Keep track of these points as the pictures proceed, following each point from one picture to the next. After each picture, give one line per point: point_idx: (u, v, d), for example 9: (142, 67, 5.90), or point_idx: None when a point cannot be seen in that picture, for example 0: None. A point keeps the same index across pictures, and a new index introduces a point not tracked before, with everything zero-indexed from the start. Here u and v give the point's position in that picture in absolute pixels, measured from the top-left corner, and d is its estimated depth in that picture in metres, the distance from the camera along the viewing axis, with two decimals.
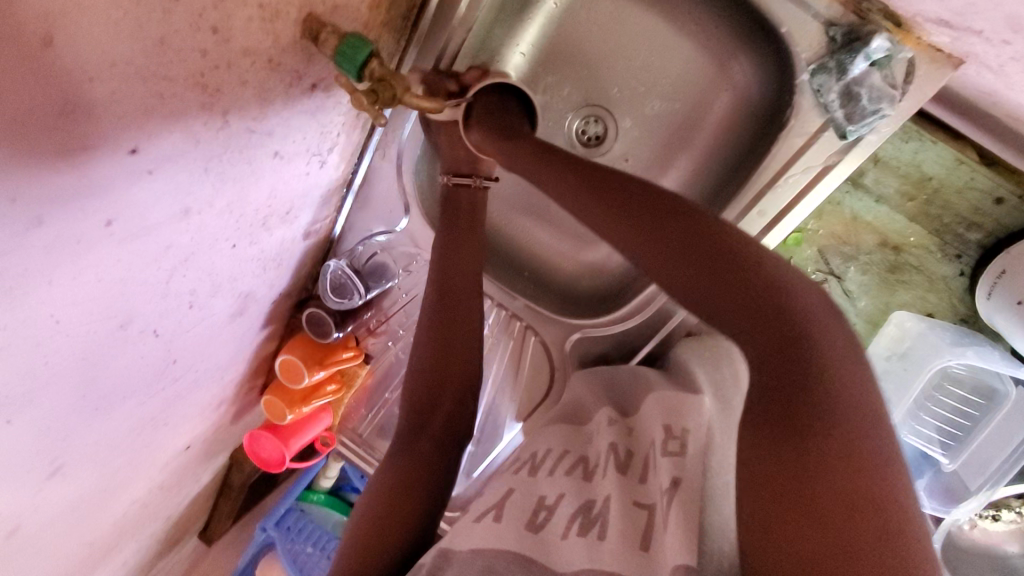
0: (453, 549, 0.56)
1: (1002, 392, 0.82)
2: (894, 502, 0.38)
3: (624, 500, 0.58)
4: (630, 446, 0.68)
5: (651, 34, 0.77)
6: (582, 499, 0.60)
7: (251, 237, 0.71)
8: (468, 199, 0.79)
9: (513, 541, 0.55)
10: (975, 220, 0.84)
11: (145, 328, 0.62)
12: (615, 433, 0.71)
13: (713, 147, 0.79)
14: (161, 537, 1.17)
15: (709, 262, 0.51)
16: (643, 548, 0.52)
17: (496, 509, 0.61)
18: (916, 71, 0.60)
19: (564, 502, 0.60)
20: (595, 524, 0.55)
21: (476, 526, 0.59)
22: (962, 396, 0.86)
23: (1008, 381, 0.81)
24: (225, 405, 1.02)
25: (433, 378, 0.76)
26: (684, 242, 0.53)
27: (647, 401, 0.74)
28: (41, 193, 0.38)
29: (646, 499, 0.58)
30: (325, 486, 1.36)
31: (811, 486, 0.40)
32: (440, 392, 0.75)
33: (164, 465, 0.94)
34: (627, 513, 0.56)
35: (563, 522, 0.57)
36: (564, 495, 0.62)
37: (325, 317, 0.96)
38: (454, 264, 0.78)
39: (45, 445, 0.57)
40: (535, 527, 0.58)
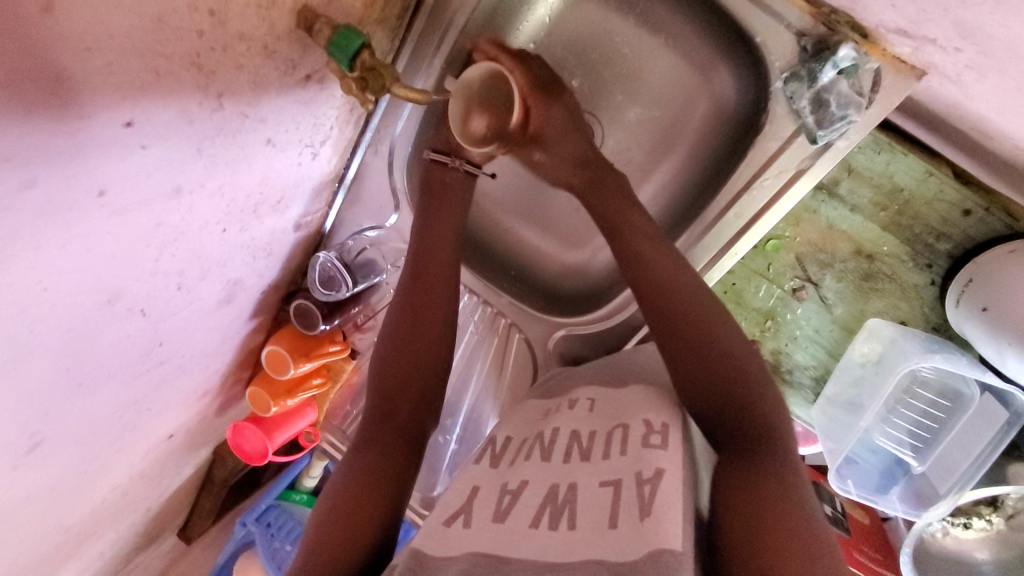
0: (427, 553, 0.55)
1: (968, 395, 0.85)
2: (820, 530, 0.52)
3: (591, 484, 0.60)
4: (592, 428, 0.69)
5: (634, 46, 0.79)
6: (547, 484, 0.61)
7: (242, 223, 0.72)
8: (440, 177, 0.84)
9: (489, 540, 0.55)
10: (944, 230, 0.87)
11: (133, 306, 0.63)
12: (574, 418, 0.73)
13: (692, 153, 0.82)
14: (139, 530, 1.17)
15: (715, 357, 0.66)
16: (612, 526, 0.53)
17: (466, 513, 0.61)
18: (882, 80, 0.63)
19: (528, 488, 0.62)
20: (564, 512, 0.57)
21: (449, 533, 0.58)
22: (930, 399, 0.89)
23: (974, 385, 0.84)
24: (210, 396, 1.03)
25: (404, 355, 0.76)
26: (695, 316, 0.68)
27: (633, 390, 0.73)
28: (34, 156, 0.40)
29: (611, 476, 0.60)
30: (309, 486, 1.37)
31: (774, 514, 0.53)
32: (410, 376, 0.75)
33: (146, 453, 0.94)
34: (596, 497, 0.58)
35: (530, 512, 0.58)
36: (529, 480, 0.63)
37: (313, 309, 0.96)
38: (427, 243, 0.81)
39: (25, 417, 0.58)
40: (499, 511, 0.59)
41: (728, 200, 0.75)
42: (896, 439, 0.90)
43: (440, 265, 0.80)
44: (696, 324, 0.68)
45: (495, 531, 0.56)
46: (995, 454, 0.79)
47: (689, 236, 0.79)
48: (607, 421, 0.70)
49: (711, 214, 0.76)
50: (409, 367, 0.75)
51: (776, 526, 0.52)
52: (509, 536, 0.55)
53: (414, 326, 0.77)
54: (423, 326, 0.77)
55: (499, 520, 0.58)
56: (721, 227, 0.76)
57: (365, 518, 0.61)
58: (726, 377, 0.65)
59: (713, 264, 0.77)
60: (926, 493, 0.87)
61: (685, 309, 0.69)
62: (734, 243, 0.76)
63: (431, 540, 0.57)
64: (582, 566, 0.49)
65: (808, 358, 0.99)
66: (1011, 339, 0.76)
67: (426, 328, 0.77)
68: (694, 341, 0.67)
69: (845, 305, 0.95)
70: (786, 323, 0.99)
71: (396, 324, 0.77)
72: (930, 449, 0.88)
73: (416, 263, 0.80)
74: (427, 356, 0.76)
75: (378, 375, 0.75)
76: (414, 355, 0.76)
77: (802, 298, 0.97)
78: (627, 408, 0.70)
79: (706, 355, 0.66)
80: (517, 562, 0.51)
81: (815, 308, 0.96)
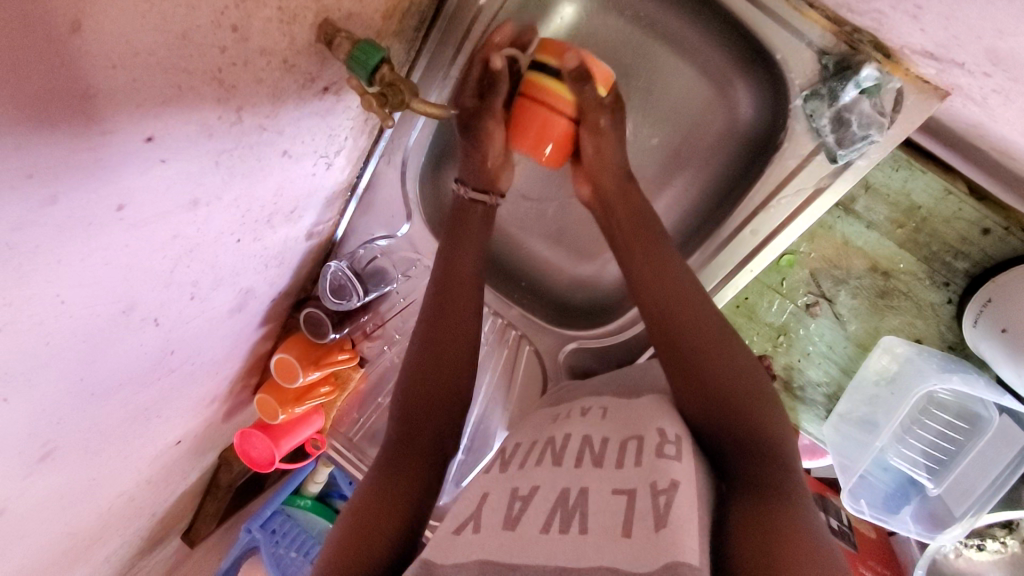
0: (436, 561, 0.54)
1: (985, 417, 0.83)
2: (829, 558, 0.52)
3: (602, 489, 0.59)
4: (604, 436, 0.68)
5: (651, 58, 0.79)
6: (558, 488, 0.61)
7: (256, 233, 0.72)
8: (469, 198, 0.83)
9: (498, 544, 0.54)
10: (962, 248, 0.86)
11: (147, 316, 0.63)
12: (585, 426, 0.72)
13: (708, 168, 0.82)
14: (144, 534, 1.16)
15: (724, 376, 0.67)
16: (625, 535, 0.52)
17: (474, 520, 0.60)
18: (904, 100, 0.62)
19: (539, 493, 0.61)
20: (575, 517, 0.56)
21: (459, 539, 0.57)
22: (947, 420, 0.88)
23: (991, 407, 0.82)
24: (218, 402, 1.03)
25: (433, 357, 0.75)
26: (706, 335, 0.69)
27: (647, 399, 0.73)
28: (56, 173, 0.40)
29: (625, 484, 0.59)
30: (314, 492, 1.38)
31: (783, 540, 0.52)
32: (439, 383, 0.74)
33: (153, 459, 0.94)
34: (608, 503, 0.57)
35: (541, 518, 0.57)
36: (540, 485, 0.62)
37: (323, 317, 0.97)
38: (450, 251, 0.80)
39: (38, 427, 0.57)
40: (509, 518, 0.58)
41: (744, 217, 0.74)
42: (911, 458, 0.90)
43: (461, 292, 0.78)
44: (707, 342, 0.69)
45: (504, 536, 0.55)
46: (1015, 477, 0.78)
47: (703, 254, 0.78)
48: (618, 429, 0.68)
49: (726, 230, 0.76)
50: (433, 390, 0.73)
51: (787, 548, 0.51)
52: (517, 542, 0.54)
53: (439, 351, 0.75)
54: (449, 355, 0.75)
55: (508, 526, 0.57)
56: (737, 244, 0.75)
57: (377, 534, 0.60)
58: (731, 400, 0.66)
59: (726, 282, 0.76)
60: (940, 513, 0.87)
61: (695, 327, 0.70)
62: (749, 260, 0.75)
63: (438, 549, 0.56)
64: (593, 571, 0.49)
65: (820, 375, 0.99)
66: None
67: (447, 354, 0.75)
68: (704, 354, 0.68)
69: (859, 322, 0.94)
70: (799, 338, 0.98)
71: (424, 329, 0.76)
72: (944, 471, 0.87)
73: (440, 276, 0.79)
74: (450, 385, 0.74)
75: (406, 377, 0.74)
76: (440, 361, 0.75)
77: (816, 314, 0.96)
78: (639, 419, 0.69)
79: (716, 373, 0.67)
80: (523, 568, 0.50)
81: (829, 324, 0.96)
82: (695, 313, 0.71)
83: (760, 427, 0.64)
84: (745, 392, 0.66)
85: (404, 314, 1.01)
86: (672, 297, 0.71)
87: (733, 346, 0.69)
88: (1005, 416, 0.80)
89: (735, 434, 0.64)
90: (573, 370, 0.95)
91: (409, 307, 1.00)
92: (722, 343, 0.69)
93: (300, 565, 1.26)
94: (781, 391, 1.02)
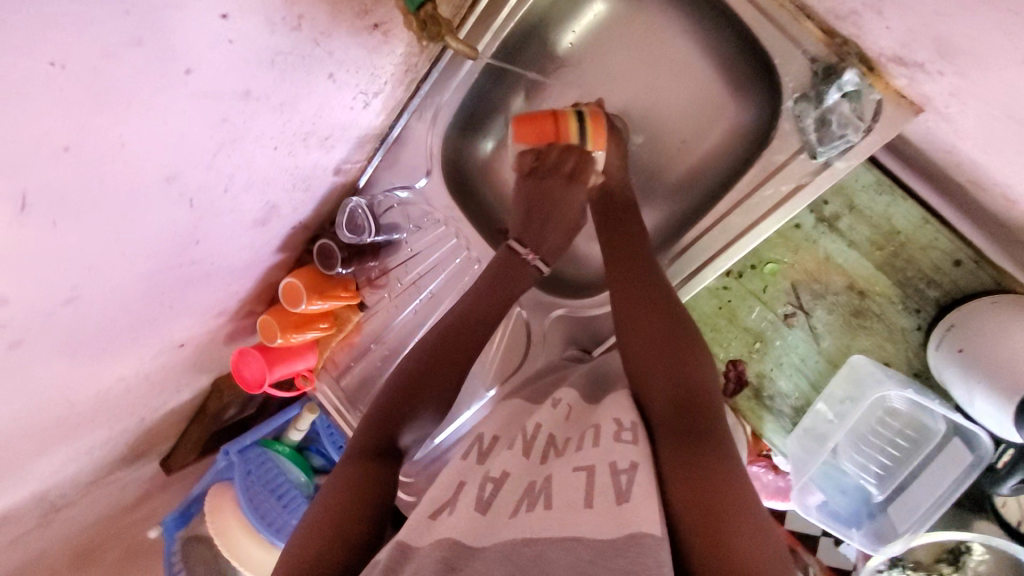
0: (410, 543, 0.57)
1: (932, 428, 0.88)
2: (749, 497, 0.59)
3: (564, 471, 0.62)
4: (568, 435, 0.71)
5: (668, 60, 0.90)
6: (525, 479, 0.64)
7: (291, 149, 0.81)
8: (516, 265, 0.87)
9: (467, 524, 0.57)
10: (935, 277, 0.91)
11: (184, 194, 0.70)
12: (550, 418, 0.74)
13: (706, 163, 0.89)
14: (128, 440, 1.21)
15: (669, 345, 0.73)
16: (586, 505, 0.57)
17: (450, 507, 0.62)
18: (883, 110, 0.69)
19: (509, 479, 0.64)
20: (540, 498, 0.60)
21: (433, 524, 0.59)
22: (897, 428, 0.92)
23: (939, 418, 0.87)
24: (222, 317, 1.09)
25: (426, 366, 0.81)
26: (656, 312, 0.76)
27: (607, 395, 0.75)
28: (147, 16, 0.49)
29: (583, 461, 0.63)
30: (293, 440, 1.39)
31: (711, 486, 0.59)
32: (426, 393, 0.80)
33: (155, 355, 1.01)
34: (570, 482, 0.60)
35: (510, 504, 0.60)
36: (508, 470, 0.65)
37: (334, 250, 1.04)
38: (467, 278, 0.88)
39: (71, 266, 0.64)
40: (480, 500, 0.61)
41: (731, 203, 0.80)
42: (861, 463, 0.95)
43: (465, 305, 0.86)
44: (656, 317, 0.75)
45: (474, 520, 0.58)
46: (956, 495, 0.83)
47: (689, 237, 0.84)
48: (581, 427, 0.72)
49: (713, 216, 0.82)
50: (415, 398, 0.79)
51: (717, 497, 0.58)
52: (490, 525, 0.58)
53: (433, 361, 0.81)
54: (437, 361, 0.81)
55: (479, 509, 0.60)
56: (721, 230, 0.81)
57: (344, 527, 0.65)
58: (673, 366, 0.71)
59: (706, 265, 0.81)
60: (885, 530, 0.90)
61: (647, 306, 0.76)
62: (731, 247, 0.80)
63: (412, 530, 0.59)
64: (561, 542, 0.53)
65: (791, 387, 1.02)
66: (981, 378, 0.79)
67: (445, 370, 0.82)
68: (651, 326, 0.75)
69: (833, 338, 0.99)
70: (775, 347, 1.02)
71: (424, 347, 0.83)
72: (889, 479, 0.92)
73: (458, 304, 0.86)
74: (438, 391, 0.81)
75: (398, 384, 0.80)
76: (434, 370, 0.81)
77: (792, 325, 1.00)
78: (599, 412, 0.72)
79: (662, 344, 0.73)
80: (493, 547, 0.55)
81: (805, 337, 1.00)
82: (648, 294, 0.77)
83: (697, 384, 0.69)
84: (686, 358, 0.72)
85: (407, 264, 1.08)
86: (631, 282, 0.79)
87: (684, 324, 0.75)
88: (950, 426, 0.86)
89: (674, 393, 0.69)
90: (563, 342, 1.00)
91: (413, 258, 1.08)
92: (670, 316, 0.75)
93: (265, 499, 1.27)
94: (751, 398, 1.05)
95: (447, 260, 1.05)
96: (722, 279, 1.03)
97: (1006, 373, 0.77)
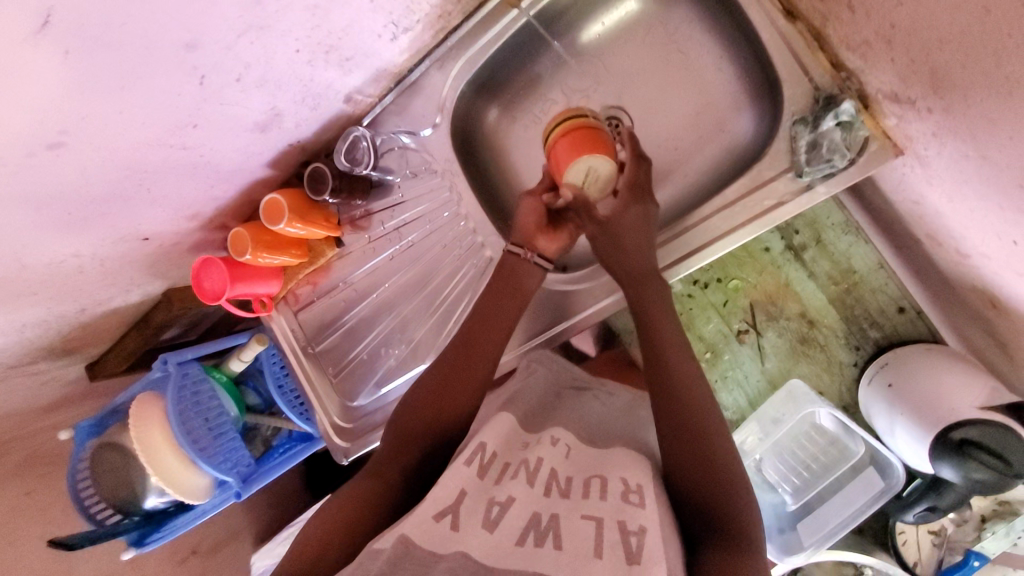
0: (413, 541, 0.60)
1: (852, 450, 0.95)
2: None
3: (572, 517, 0.64)
4: (569, 473, 0.72)
5: (684, 70, 0.96)
6: (532, 509, 0.65)
7: (312, 58, 0.82)
8: (510, 265, 0.90)
9: (480, 548, 0.60)
10: (878, 319, 0.99)
11: (198, 68, 0.70)
12: (552, 456, 0.74)
13: (699, 168, 0.96)
14: (61, 330, 1.15)
15: (701, 431, 0.72)
16: (595, 554, 0.58)
17: (454, 512, 0.64)
18: (869, 146, 0.76)
19: (516, 503, 0.66)
20: (548, 536, 0.61)
21: (439, 529, 0.62)
22: (821, 447, 0.99)
23: (858, 441, 0.94)
24: (195, 221, 1.06)
25: (439, 394, 0.86)
26: (695, 396, 0.75)
27: (619, 453, 0.77)
28: None
29: (592, 510, 0.64)
30: (232, 370, 1.35)
31: None
32: (437, 415, 0.84)
33: (117, 239, 0.97)
34: (576, 526, 0.62)
35: (517, 529, 0.62)
36: (515, 497, 0.66)
37: (327, 175, 1.03)
38: (486, 307, 0.91)
39: (65, 105, 0.63)
40: (487, 520, 0.63)
41: (718, 206, 0.85)
42: (782, 476, 1.02)
43: (487, 335, 0.90)
44: (695, 402, 0.74)
45: (483, 540, 0.61)
46: (860, 518, 0.90)
47: (677, 231, 0.88)
48: (584, 471, 0.72)
49: (699, 215, 0.87)
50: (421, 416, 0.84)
51: None
52: (497, 548, 0.60)
53: (441, 393, 0.86)
54: (450, 383, 0.86)
55: (487, 529, 0.62)
56: (703, 229, 0.86)
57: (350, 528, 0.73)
58: (705, 454, 0.71)
59: (684, 258, 0.86)
60: (792, 543, 0.96)
61: (689, 386, 0.76)
62: (707, 249, 0.85)
63: (418, 530, 0.62)
64: None
65: (730, 401, 1.08)
66: (904, 412, 0.86)
67: (455, 393, 0.86)
68: (688, 408, 0.74)
69: (777, 361, 1.05)
70: (724, 360, 1.07)
71: (437, 370, 0.88)
72: (805, 490, 0.99)
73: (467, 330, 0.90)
74: (449, 412, 0.84)
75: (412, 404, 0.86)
76: (447, 392, 0.86)
77: (743, 341, 1.06)
78: (606, 466, 0.73)
79: (697, 429, 0.72)
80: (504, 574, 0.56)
81: (751, 354, 1.06)
82: (689, 376, 0.77)
83: (730, 479, 0.69)
84: (718, 448, 0.71)
85: (393, 208, 1.09)
86: (674, 361, 0.78)
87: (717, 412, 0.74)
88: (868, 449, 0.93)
89: (703, 486, 0.69)
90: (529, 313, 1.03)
91: (400, 204, 1.08)
92: (705, 403, 0.75)
93: (198, 429, 1.18)
94: None
95: (434, 213, 1.06)
96: (686, 287, 1.08)
97: (929, 411, 0.82)
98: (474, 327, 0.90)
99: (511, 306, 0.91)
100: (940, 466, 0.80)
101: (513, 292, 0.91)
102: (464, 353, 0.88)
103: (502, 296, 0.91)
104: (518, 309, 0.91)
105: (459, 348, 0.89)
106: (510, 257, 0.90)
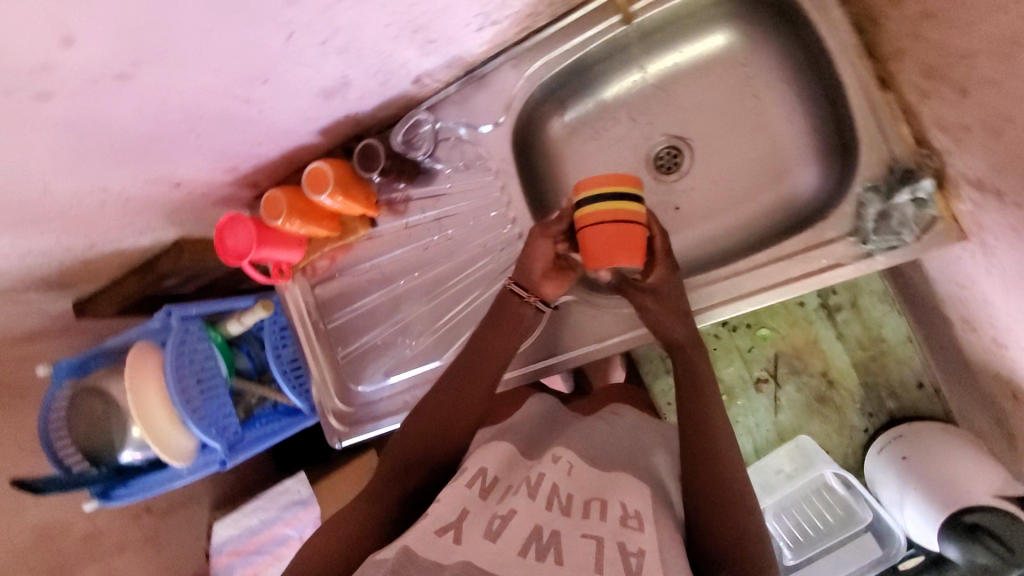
0: (414, 550, 0.58)
1: (858, 515, 0.99)
2: None
3: (571, 531, 0.63)
4: (570, 491, 0.70)
5: (757, 116, 0.96)
6: (534, 521, 0.64)
7: (399, 34, 0.79)
8: (513, 309, 0.87)
9: (481, 555, 0.58)
10: (897, 391, 1.01)
11: (288, 23, 0.67)
12: (554, 473, 0.73)
13: (754, 213, 0.97)
14: (64, 262, 1.09)
15: (723, 481, 0.73)
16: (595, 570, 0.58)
17: (456, 529, 0.62)
18: (935, 227, 0.78)
19: (516, 517, 0.64)
20: (549, 551, 0.60)
21: (442, 543, 0.59)
22: (826, 506, 1.02)
23: (869, 508, 0.98)
24: (230, 174, 1.02)
25: (443, 417, 0.84)
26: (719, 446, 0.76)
27: (623, 474, 0.75)
28: None
29: (591, 529, 0.63)
30: (229, 332, 1.28)
31: None
32: (439, 438, 0.83)
33: (147, 180, 0.92)
34: (579, 544, 0.61)
35: (518, 541, 0.61)
36: (516, 510, 0.65)
37: (380, 151, 0.99)
38: (487, 337, 0.88)
39: (147, 36, 0.58)
40: (489, 530, 0.62)
41: (773, 256, 0.85)
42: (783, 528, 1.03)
43: (488, 364, 0.87)
44: (719, 452, 0.75)
45: (483, 549, 0.59)
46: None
47: (727, 273, 0.88)
48: (587, 490, 0.71)
49: (752, 262, 0.87)
50: (425, 437, 0.83)
51: None
52: (497, 556, 0.58)
53: (440, 413, 0.84)
54: (455, 407, 0.85)
55: (489, 539, 0.61)
56: (755, 275, 0.86)
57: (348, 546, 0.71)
58: (725, 505, 0.71)
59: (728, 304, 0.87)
60: None
61: (716, 436, 0.77)
62: (756, 296, 0.86)
63: (420, 543, 0.59)
64: None
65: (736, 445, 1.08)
66: (918, 485, 0.88)
67: (457, 418, 0.84)
68: (711, 457, 0.75)
69: (791, 415, 1.05)
70: (738, 405, 1.08)
71: (441, 392, 0.86)
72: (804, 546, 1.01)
73: (469, 357, 0.88)
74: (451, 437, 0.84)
75: (416, 422, 0.85)
76: (449, 415, 0.84)
77: (760, 390, 1.07)
78: (611, 488, 0.71)
79: (719, 479, 0.73)
80: None
81: (767, 404, 1.06)
82: (716, 425, 0.78)
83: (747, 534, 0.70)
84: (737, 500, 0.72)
85: (436, 198, 1.06)
86: (702, 408, 0.79)
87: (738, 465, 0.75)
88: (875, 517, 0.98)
89: (717, 536, 0.69)
90: (549, 327, 1.00)
91: (444, 195, 1.06)
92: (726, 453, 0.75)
93: (192, 389, 1.13)
94: None
95: (479, 212, 1.04)
96: (716, 327, 1.08)
97: (947, 489, 0.84)
98: (478, 354, 0.88)
99: (509, 338, 0.88)
100: (946, 545, 0.82)
101: (513, 328, 0.88)
102: (465, 380, 0.86)
103: (504, 327, 0.88)
104: (511, 348, 0.88)
105: (461, 375, 0.87)
106: (512, 299, 0.86)
